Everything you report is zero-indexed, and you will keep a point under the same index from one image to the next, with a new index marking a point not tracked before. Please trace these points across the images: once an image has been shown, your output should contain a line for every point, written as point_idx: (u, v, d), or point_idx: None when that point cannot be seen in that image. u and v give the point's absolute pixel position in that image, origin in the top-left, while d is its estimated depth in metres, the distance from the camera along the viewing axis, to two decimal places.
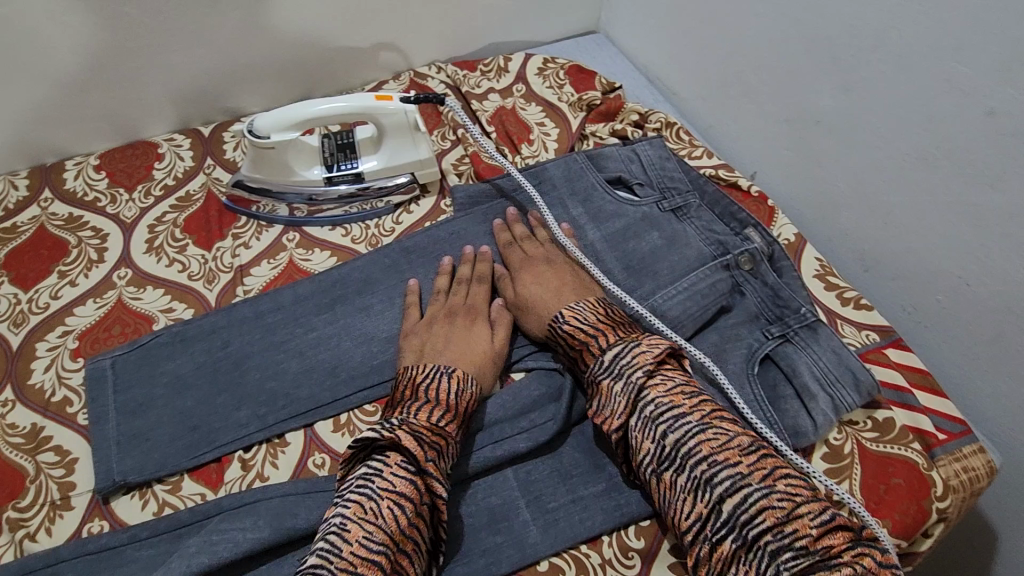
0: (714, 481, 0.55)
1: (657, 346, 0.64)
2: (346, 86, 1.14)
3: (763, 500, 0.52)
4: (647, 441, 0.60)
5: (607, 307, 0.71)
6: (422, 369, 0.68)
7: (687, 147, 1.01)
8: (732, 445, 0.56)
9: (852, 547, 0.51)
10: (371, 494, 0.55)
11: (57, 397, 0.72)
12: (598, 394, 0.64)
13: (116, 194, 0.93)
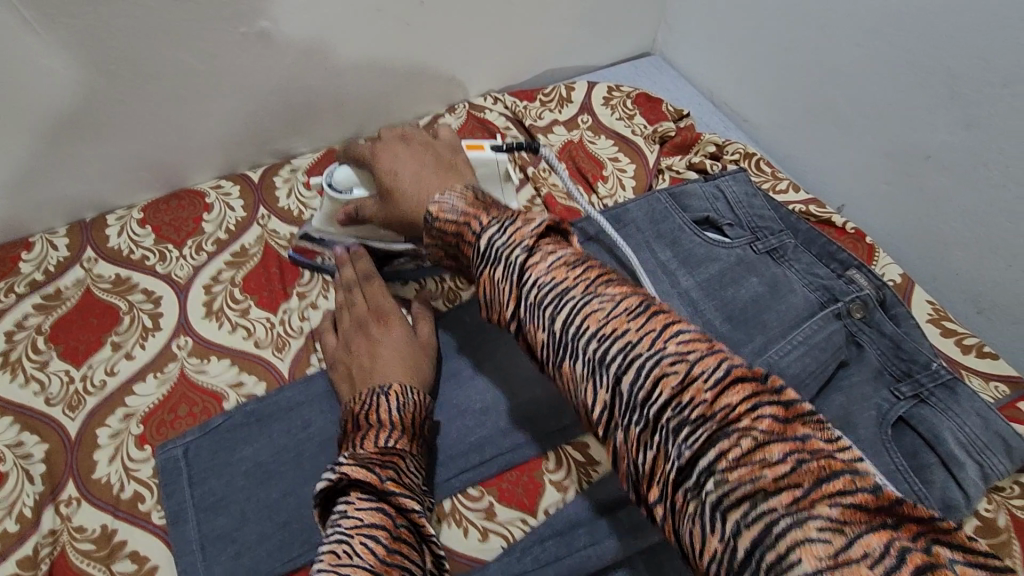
0: (612, 358, 0.41)
1: (535, 219, 0.48)
2: (397, 121, 1.07)
3: (657, 368, 0.39)
4: (540, 329, 0.45)
5: (480, 194, 0.56)
6: (356, 398, 0.63)
7: (770, 180, 0.95)
8: (619, 313, 0.42)
9: (755, 405, 0.36)
10: (339, 536, 0.48)
11: (127, 492, 0.65)
12: (483, 292, 0.49)
13: (164, 251, 0.85)
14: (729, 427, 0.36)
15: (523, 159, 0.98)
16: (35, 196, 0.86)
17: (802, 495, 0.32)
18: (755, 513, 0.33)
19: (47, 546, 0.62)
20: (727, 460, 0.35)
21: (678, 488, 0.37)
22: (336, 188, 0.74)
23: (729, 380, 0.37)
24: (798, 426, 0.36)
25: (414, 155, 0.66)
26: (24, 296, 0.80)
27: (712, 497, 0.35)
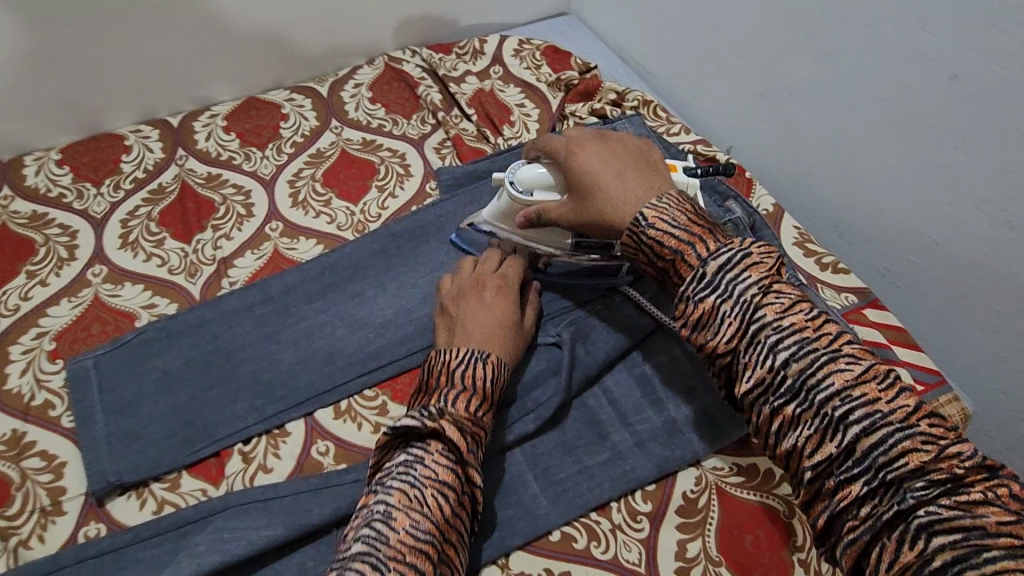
0: (849, 412, 0.45)
1: (769, 256, 0.52)
2: (318, 73, 1.11)
3: (906, 442, 0.43)
4: (756, 366, 0.48)
5: (693, 203, 0.57)
6: (451, 352, 0.65)
7: (665, 124, 1.02)
8: (868, 376, 0.46)
9: (990, 475, 0.43)
10: (414, 482, 0.54)
11: (38, 400, 0.69)
12: (698, 315, 0.51)
13: (82, 190, 0.89)
14: (958, 485, 0.42)
15: (436, 106, 1.02)
16: None
17: (1022, 544, 0.39)
18: (966, 544, 0.40)
19: None
20: (949, 501, 0.41)
21: (885, 520, 0.43)
22: (517, 186, 0.71)
23: (978, 462, 0.43)
24: (1022, 503, 0.42)
25: (610, 153, 0.65)
26: None
27: (922, 521, 0.41)
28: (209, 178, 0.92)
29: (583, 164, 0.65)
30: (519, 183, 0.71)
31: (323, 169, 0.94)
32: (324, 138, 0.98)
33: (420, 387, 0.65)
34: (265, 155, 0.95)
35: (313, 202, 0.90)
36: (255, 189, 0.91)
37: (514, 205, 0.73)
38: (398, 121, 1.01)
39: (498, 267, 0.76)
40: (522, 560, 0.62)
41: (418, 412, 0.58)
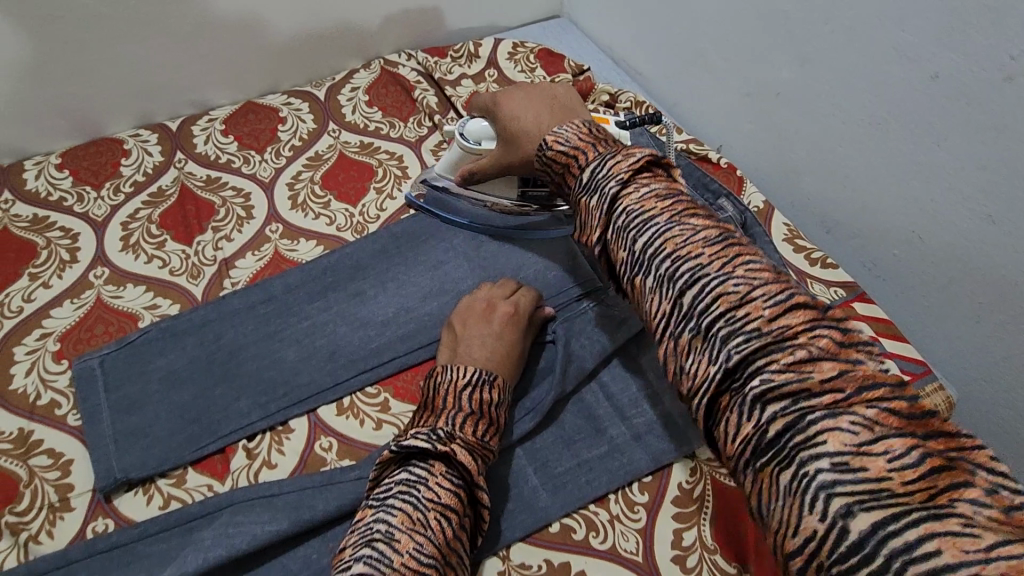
0: (678, 276, 0.46)
1: (638, 154, 0.53)
2: (315, 76, 1.12)
3: (738, 297, 0.43)
4: (624, 249, 0.50)
5: (592, 125, 0.60)
6: (457, 371, 0.66)
7: (658, 124, 1.05)
8: (697, 239, 0.46)
9: (814, 326, 0.41)
10: (417, 504, 0.55)
11: (44, 400, 0.71)
12: (581, 216, 0.55)
13: (83, 192, 0.90)
14: (789, 341, 0.41)
15: (432, 109, 1.04)
16: None
17: (845, 398, 0.38)
18: (795, 408, 0.39)
19: None
20: (778, 364, 0.40)
21: (727, 388, 0.42)
22: (467, 138, 0.75)
23: (792, 304, 0.42)
24: (852, 351, 0.40)
25: (531, 96, 0.68)
26: None
27: (757, 391, 0.40)
28: (209, 181, 0.93)
29: (505, 110, 0.69)
30: (467, 132, 0.75)
31: (321, 172, 0.96)
32: (322, 141, 1.00)
33: (424, 399, 0.66)
34: (264, 159, 0.96)
35: (313, 204, 0.92)
36: (255, 192, 0.92)
37: (465, 156, 0.77)
38: (396, 124, 1.03)
39: (509, 295, 0.75)
40: (524, 551, 0.63)
41: (427, 433, 0.59)
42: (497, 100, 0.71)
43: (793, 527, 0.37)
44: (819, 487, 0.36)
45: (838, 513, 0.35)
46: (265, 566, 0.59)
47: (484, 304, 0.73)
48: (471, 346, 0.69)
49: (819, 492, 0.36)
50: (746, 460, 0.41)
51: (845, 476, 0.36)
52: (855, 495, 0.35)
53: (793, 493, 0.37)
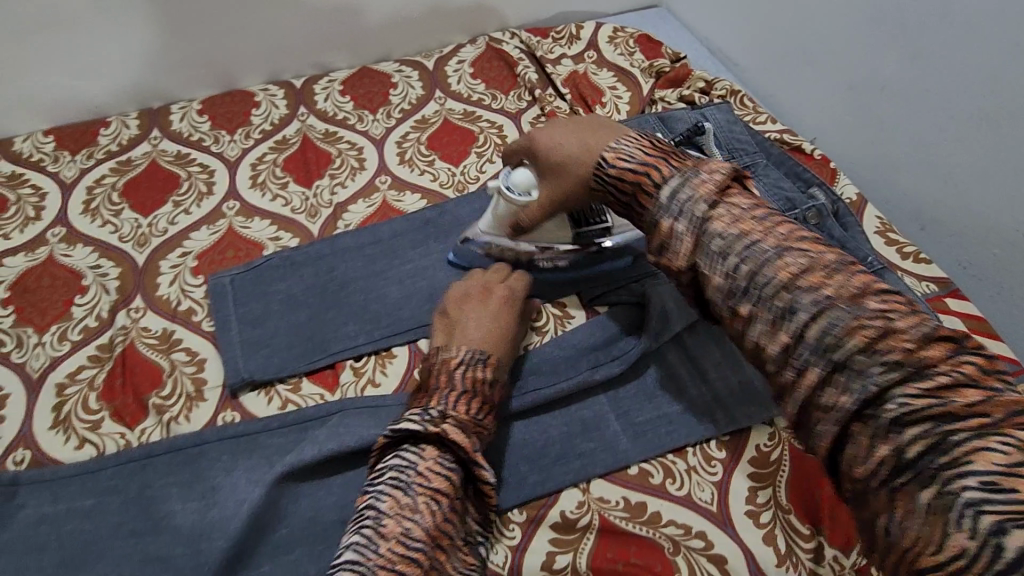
0: (802, 307, 0.47)
1: (717, 173, 0.55)
2: (424, 48, 1.19)
3: (853, 321, 0.45)
4: (717, 274, 0.52)
5: (646, 138, 0.62)
6: (451, 352, 0.67)
7: (752, 113, 1.07)
8: (817, 265, 0.49)
9: (957, 354, 0.43)
10: (405, 487, 0.55)
11: (183, 306, 0.79)
12: (660, 239, 0.55)
13: (219, 135, 1.00)
14: (925, 370, 0.43)
15: (533, 84, 1.09)
16: (115, 85, 1.02)
17: (991, 421, 0.40)
18: (937, 430, 0.41)
19: (120, 337, 0.76)
20: (915, 389, 0.43)
21: (862, 412, 0.44)
22: (512, 189, 0.74)
23: (936, 336, 0.44)
24: (991, 378, 0.43)
25: (560, 119, 0.70)
26: (102, 161, 0.96)
27: (892, 414, 0.43)
28: (327, 134, 1.01)
29: (538, 136, 0.70)
30: (514, 185, 0.73)
31: (427, 134, 1.03)
32: (429, 107, 1.07)
33: (419, 388, 0.66)
34: (376, 119, 1.04)
35: (419, 161, 0.99)
36: (367, 147, 1.00)
37: (509, 210, 0.75)
38: (497, 96, 1.09)
39: (502, 280, 0.77)
40: (602, 487, 0.67)
41: (419, 416, 0.59)
42: (529, 145, 0.71)
43: (935, 544, 0.39)
44: (966, 505, 0.38)
45: (986, 529, 0.37)
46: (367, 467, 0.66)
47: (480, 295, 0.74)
48: (465, 328, 0.69)
49: (965, 510, 0.38)
50: (881, 480, 0.43)
51: (980, 482, 0.38)
52: (1002, 513, 0.37)
53: (937, 512, 0.40)
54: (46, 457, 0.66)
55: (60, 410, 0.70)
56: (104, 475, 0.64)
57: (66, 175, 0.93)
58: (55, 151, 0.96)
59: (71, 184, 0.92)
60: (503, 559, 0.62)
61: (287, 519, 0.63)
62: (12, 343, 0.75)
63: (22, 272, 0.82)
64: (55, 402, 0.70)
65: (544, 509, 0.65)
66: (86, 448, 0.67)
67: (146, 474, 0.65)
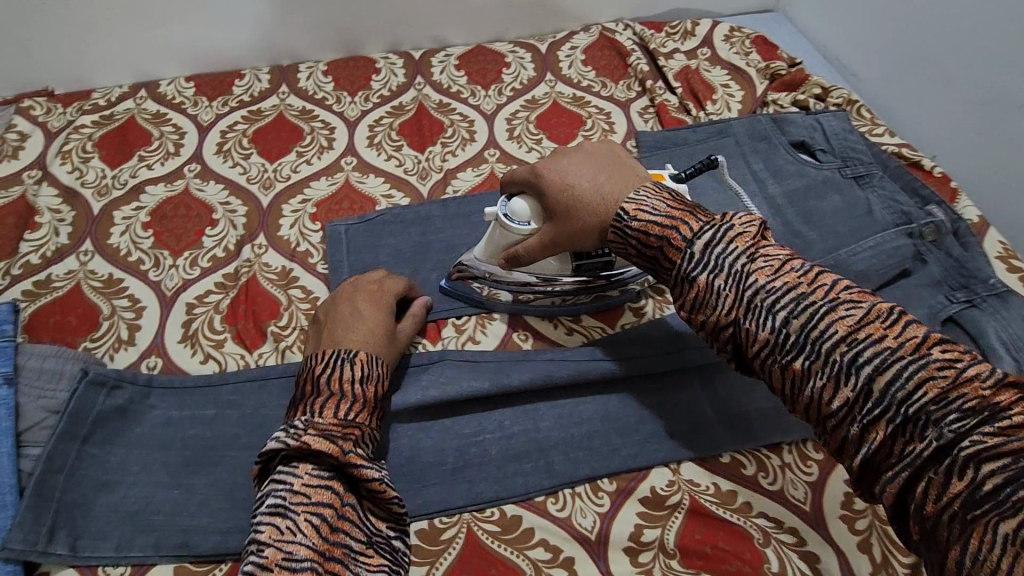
0: (785, 308, 0.49)
1: (750, 224, 0.54)
2: (537, 32, 1.22)
3: (919, 371, 0.43)
4: (760, 329, 0.49)
5: (669, 193, 0.61)
6: (322, 358, 0.63)
7: (869, 124, 1.03)
8: (788, 267, 0.50)
9: (943, 342, 0.44)
10: (284, 510, 0.51)
11: (302, 248, 0.84)
12: (694, 294, 0.53)
13: (340, 96, 1.05)
14: (922, 358, 0.43)
15: (644, 75, 1.10)
16: (252, 39, 1.08)
17: None
18: (1017, 465, 0.38)
19: (245, 269, 0.81)
20: (936, 388, 0.42)
21: (866, 409, 0.45)
22: (512, 217, 0.71)
23: (902, 319, 0.45)
24: (957, 353, 0.44)
25: (584, 159, 0.68)
26: (236, 109, 1.02)
27: (909, 408, 0.43)
28: (441, 105, 1.05)
29: (555, 174, 0.67)
30: (513, 213, 0.70)
31: (537, 114, 1.05)
32: (539, 88, 1.09)
33: (293, 400, 0.61)
34: (488, 94, 1.07)
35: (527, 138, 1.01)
36: (478, 120, 1.03)
37: (510, 239, 0.72)
38: (607, 84, 1.10)
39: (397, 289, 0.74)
40: (693, 471, 0.67)
41: (283, 431, 0.56)
42: (535, 170, 0.69)
43: None
44: None
45: None
46: (465, 417, 0.69)
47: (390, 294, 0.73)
48: (335, 331, 0.66)
49: (984, 478, 0.39)
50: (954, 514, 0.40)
51: None
52: None
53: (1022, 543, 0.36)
54: (175, 365, 0.72)
55: (189, 327, 0.75)
56: (225, 390, 0.69)
57: (203, 118, 1.00)
58: (195, 95, 1.03)
59: (207, 127, 0.99)
60: (592, 523, 0.63)
61: (389, 454, 0.66)
62: (150, 262, 0.81)
63: (161, 200, 0.88)
64: (184, 319, 0.76)
65: (635, 483, 0.66)
66: (210, 363, 0.73)
67: (262, 394, 0.69)
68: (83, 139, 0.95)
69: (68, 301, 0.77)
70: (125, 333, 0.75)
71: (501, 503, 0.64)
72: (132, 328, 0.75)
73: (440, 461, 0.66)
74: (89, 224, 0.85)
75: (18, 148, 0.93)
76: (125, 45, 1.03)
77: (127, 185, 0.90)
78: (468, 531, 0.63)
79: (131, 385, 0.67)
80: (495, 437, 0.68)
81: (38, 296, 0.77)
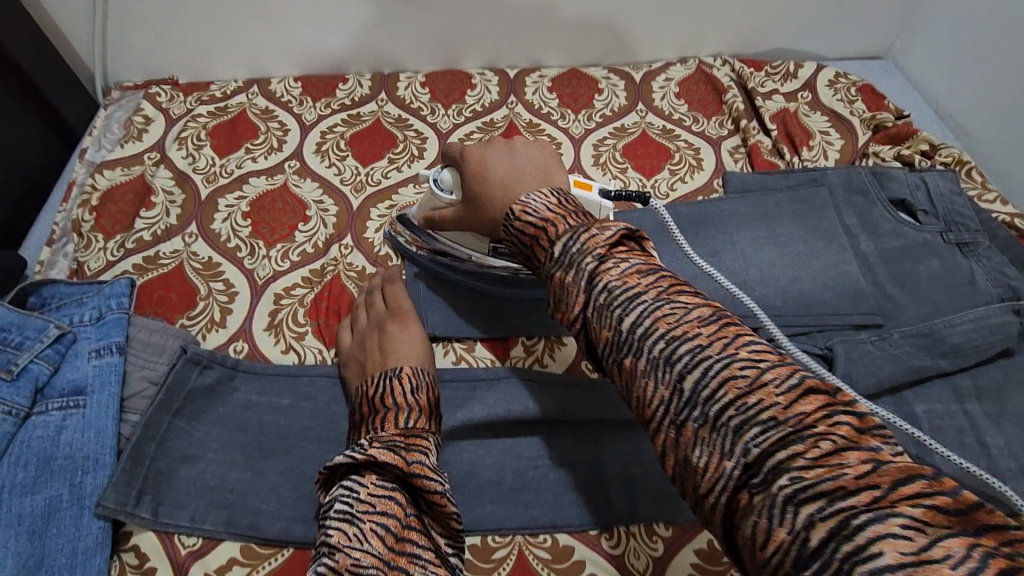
0: (776, 439, 0.35)
1: (610, 226, 0.48)
2: (632, 60, 1.22)
3: (824, 457, 0.33)
4: (604, 328, 0.45)
5: (563, 198, 0.54)
6: (371, 381, 0.67)
7: (979, 188, 0.97)
8: (769, 380, 0.37)
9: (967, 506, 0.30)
10: (352, 517, 0.52)
11: (383, 252, 0.87)
12: (553, 291, 0.49)
13: (435, 108, 1.09)
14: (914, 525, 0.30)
15: (738, 113, 1.08)
16: (359, 47, 1.14)
17: None
18: None
19: (331, 267, 0.85)
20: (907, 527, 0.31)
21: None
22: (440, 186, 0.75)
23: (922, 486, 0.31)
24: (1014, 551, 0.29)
25: (510, 155, 0.66)
26: (337, 111, 1.07)
27: (784, 492, 0.33)
28: (531, 125, 1.07)
29: (477, 165, 0.67)
30: (439, 180, 0.74)
31: (625, 143, 1.05)
32: (630, 117, 1.09)
33: (356, 424, 0.65)
34: (578, 119, 1.08)
35: (613, 166, 1.02)
36: (565, 144, 1.04)
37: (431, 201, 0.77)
38: (699, 119, 1.08)
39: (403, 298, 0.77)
40: None
41: (352, 447, 0.58)
42: (467, 160, 0.69)
43: None
44: None
45: None
46: (526, 440, 0.69)
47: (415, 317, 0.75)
48: (377, 352, 0.70)
49: None
50: None
51: None
52: None
53: None
54: (260, 353, 0.76)
55: (275, 315, 0.80)
56: (302, 381, 0.73)
57: (307, 117, 1.06)
58: (301, 95, 1.09)
59: (309, 127, 1.04)
60: (645, 567, 0.62)
61: (450, 465, 0.67)
62: (246, 250, 0.86)
63: (262, 192, 0.94)
64: (271, 309, 0.80)
65: (692, 533, 0.64)
66: (291, 354, 0.76)
67: (335, 390, 0.72)
68: (199, 128, 1.02)
69: (171, 278, 0.83)
70: (217, 315, 0.79)
71: (555, 531, 0.64)
72: (224, 311, 0.80)
73: (498, 480, 0.67)
74: (195, 208, 0.91)
75: (142, 131, 1.01)
76: (245, 43, 1.10)
77: (233, 174, 0.96)
78: (519, 554, 0.63)
79: (220, 365, 0.71)
80: (554, 464, 0.68)
81: (146, 270, 0.84)
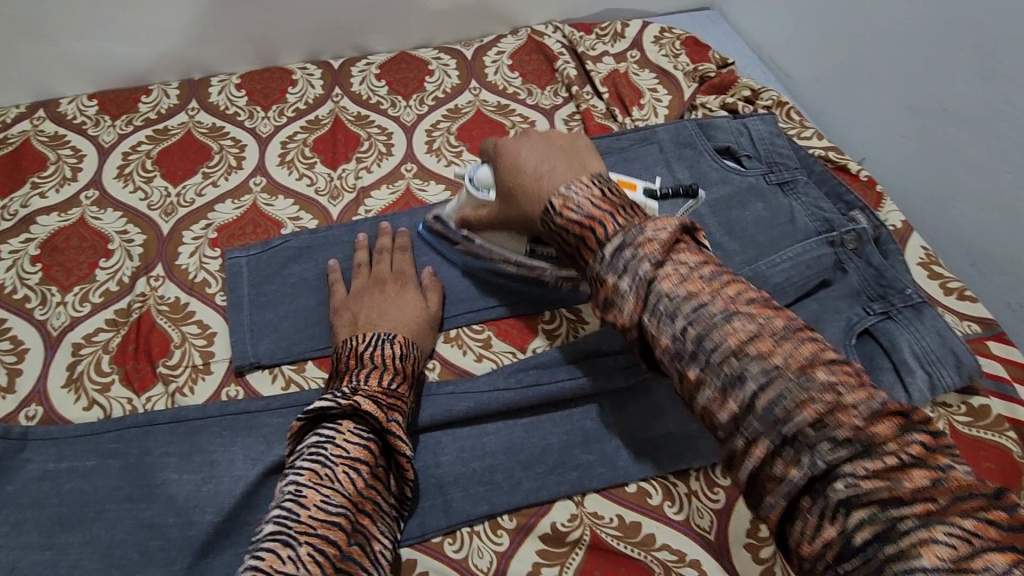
0: (750, 374, 0.42)
1: (665, 225, 0.49)
2: (465, 37, 1.17)
3: (804, 394, 0.41)
4: (664, 335, 0.47)
5: (603, 185, 0.56)
6: (361, 339, 0.67)
7: (797, 127, 1.01)
8: (763, 332, 0.43)
9: (904, 430, 0.39)
10: (324, 460, 0.53)
11: (199, 278, 0.80)
12: (603, 295, 0.50)
13: (253, 111, 1.00)
14: (876, 449, 0.38)
15: (570, 80, 1.07)
16: (157, 53, 1.03)
17: (938, 508, 0.36)
18: (885, 514, 0.36)
19: (137, 304, 0.77)
20: (866, 469, 0.38)
21: (809, 490, 0.40)
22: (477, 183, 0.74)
23: (883, 412, 0.39)
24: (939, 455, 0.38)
25: (543, 145, 0.65)
26: (140, 128, 0.97)
27: (839, 494, 0.38)
28: (359, 117, 1.01)
29: (511, 158, 0.66)
30: (478, 180, 0.73)
31: (459, 124, 1.01)
32: (463, 96, 1.05)
33: (334, 375, 0.65)
34: (409, 105, 1.03)
35: (447, 151, 0.98)
36: (396, 133, 0.99)
37: (469, 200, 0.75)
38: (532, 91, 1.06)
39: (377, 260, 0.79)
40: (597, 502, 0.65)
41: (331, 394, 0.59)
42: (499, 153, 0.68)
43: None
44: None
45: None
46: None
47: (420, 287, 0.77)
48: (367, 315, 0.71)
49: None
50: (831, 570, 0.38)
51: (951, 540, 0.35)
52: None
53: None
54: (58, 415, 0.69)
55: (74, 369, 0.72)
56: (107, 438, 0.65)
57: (104, 139, 0.95)
58: (97, 115, 0.98)
59: (109, 149, 0.94)
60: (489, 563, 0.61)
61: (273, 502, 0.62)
62: (36, 299, 0.77)
63: (54, 231, 0.84)
64: (70, 361, 0.72)
65: (535, 519, 0.64)
66: (94, 409, 0.69)
67: (146, 441, 0.66)
68: None
69: None
70: (4, 379, 0.71)
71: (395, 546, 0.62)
72: (12, 374, 0.71)
73: None
74: None
75: None
76: (15, 62, 0.97)
77: (17, 216, 0.85)
78: None
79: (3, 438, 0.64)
80: None
81: None
